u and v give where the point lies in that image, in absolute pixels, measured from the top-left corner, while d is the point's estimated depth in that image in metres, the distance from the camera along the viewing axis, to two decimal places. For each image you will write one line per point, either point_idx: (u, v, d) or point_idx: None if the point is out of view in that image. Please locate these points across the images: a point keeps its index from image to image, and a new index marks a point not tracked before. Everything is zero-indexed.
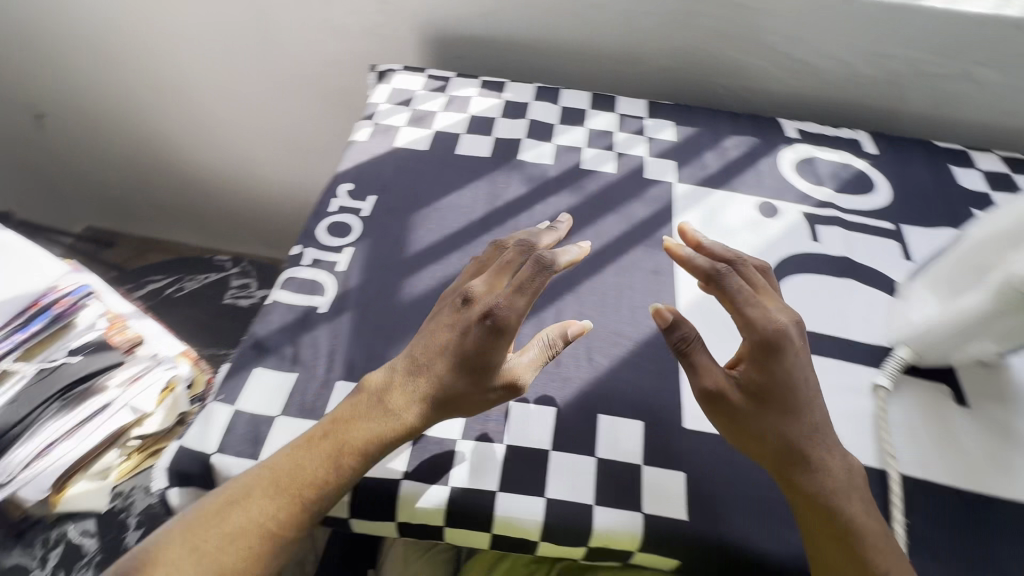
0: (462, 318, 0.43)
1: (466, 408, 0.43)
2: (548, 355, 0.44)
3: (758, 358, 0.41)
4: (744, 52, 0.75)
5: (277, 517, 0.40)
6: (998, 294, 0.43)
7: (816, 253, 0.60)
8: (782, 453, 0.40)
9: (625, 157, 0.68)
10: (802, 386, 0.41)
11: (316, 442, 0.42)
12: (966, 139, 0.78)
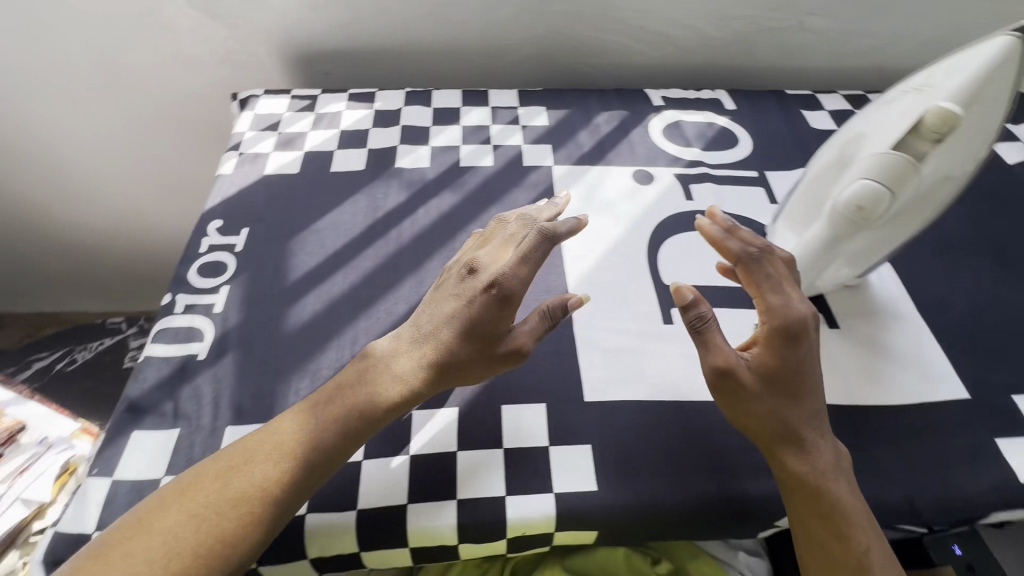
0: (467, 283, 0.46)
1: (473, 372, 0.44)
2: (545, 326, 0.45)
3: (779, 343, 0.42)
4: (601, 31, 0.77)
5: (280, 475, 0.40)
6: (831, 222, 0.46)
7: (691, 211, 0.63)
8: (783, 431, 0.42)
9: (502, 148, 0.69)
10: (813, 377, 0.43)
11: (322, 405, 0.43)
12: (815, 84, 0.85)
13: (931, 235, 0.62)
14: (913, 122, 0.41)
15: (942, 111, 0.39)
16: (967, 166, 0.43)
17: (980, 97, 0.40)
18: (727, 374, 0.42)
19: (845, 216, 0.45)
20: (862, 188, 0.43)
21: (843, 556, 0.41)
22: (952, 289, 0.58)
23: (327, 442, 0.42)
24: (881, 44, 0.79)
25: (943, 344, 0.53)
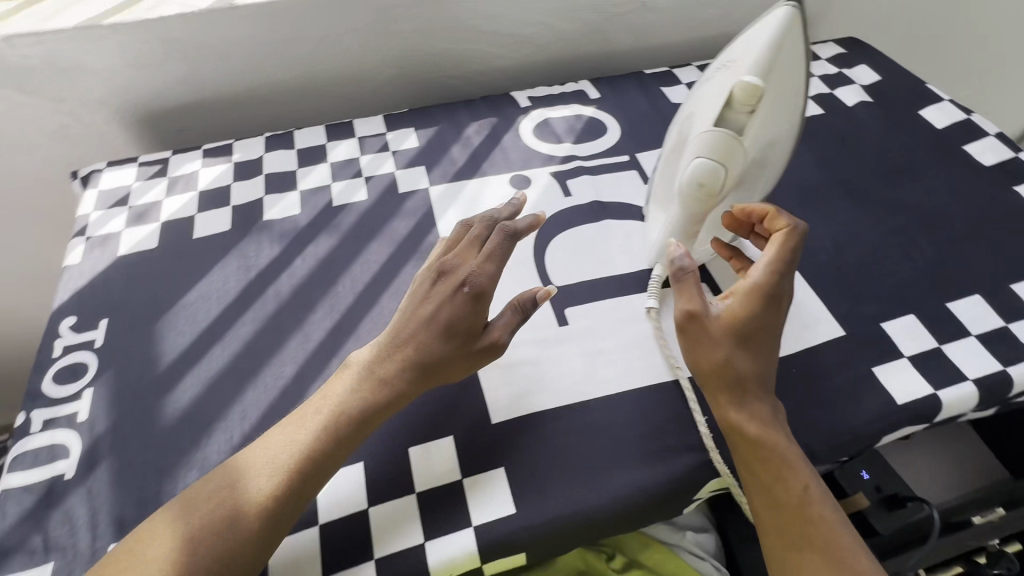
0: (439, 285, 0.49)
1: (452, 371, 0.47)
2: (518, 319, 0.48)
3: (743, 296, 0.46)
4: (456, 42, 0.77)
5: (274, 486, 0.41)
6: (683, 196, 0.50)
7: (571, 207, 0.64)
8: (733, 373, 0.45)
9: (375, 179, 0.67)
10: (769, 333, 0.46)
11: (313, 415, 0.44)
12: (673, 58, 0.88)
13: (792, 186, 0.66)
14: (728, 99, 0.47)
15: (746, 84, 0.45)
16: (786, 125, 0.49)
17: (777, 65, 0.46)
18: (693, 318, 0.46)
19: (693, 194, 0.50)
20: (701, 165, 0.48)
21: (783, 496, 0.43)
22: (817, 233, 0.61)
23: (316, 452, 0.43)
24: (722, 12, 0.84)
25: (816, 288, 0.57)
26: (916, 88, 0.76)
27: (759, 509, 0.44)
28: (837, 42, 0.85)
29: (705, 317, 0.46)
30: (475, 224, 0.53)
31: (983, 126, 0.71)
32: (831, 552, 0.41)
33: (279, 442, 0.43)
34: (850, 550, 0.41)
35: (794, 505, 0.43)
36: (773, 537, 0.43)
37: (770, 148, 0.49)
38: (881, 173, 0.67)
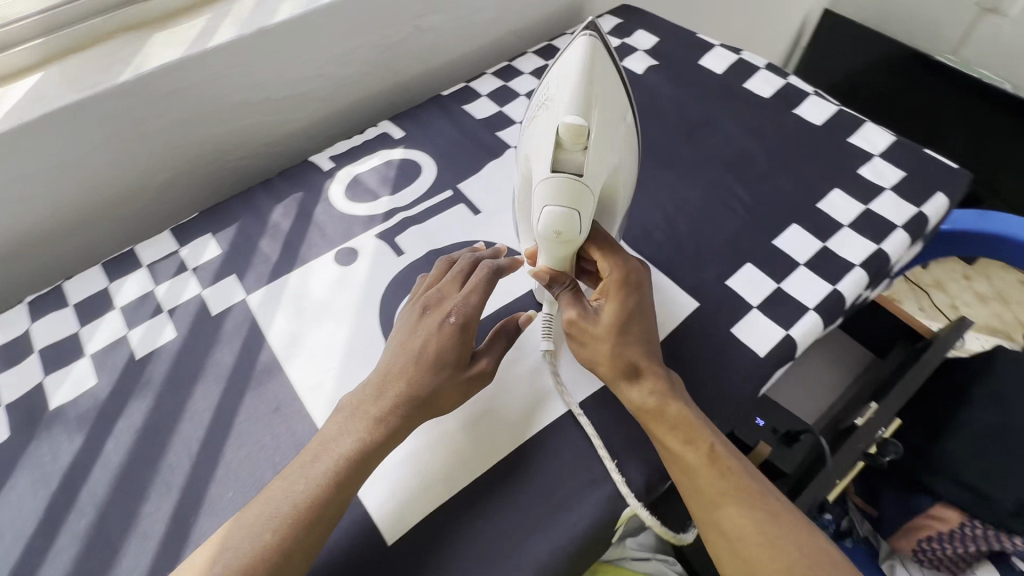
0: (426, 316, 0.48)
1: (443, 406, 0.46)
2: (504, 347, 0.51)
3: (612, 289, 0.48)
4: (228, 122, 0.68)
5: (274, 540, 0.39)
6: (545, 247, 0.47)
7: (408, 266, 0.60)
8: (624, 359, 0.47)
9: (180, 308, 0.57)
10: (644, 314, 0.49)
11: (310, 464, 0.43)
12: (468, 69, 0.86)
13: None
14: (557, 139, 0.44)
15: (570, 123, 0.43)
16: (619, 151, 0.48)
17: (593, 95, 0.45)
18: (573, 321, 0.48)
19: (555, 242, 0.46)
20: (554, 213, 0.44)
21: (694, 462, 0.43)
22: (648, 211, 0.62)
23: (316, 501, 0.41)
24: (498, 13, 0.83)
25: (662, 268, 0.58)
26: (691, 40, 0.81)
27: (679, 480, 0.44)
28: (613, 14, 0.88)
29: (580, 317, 0.48)
30: (460, 258, 0.53)
31: (753, 62, 0.76)
32: (746, 504, 0.42)
33: (274, 495, 0.41)
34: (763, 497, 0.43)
35: (706, 466, 0.43)
36: (694, 503, 0.43)
37: (610, 176, 0.48)
38: (686, 132, 0.70)
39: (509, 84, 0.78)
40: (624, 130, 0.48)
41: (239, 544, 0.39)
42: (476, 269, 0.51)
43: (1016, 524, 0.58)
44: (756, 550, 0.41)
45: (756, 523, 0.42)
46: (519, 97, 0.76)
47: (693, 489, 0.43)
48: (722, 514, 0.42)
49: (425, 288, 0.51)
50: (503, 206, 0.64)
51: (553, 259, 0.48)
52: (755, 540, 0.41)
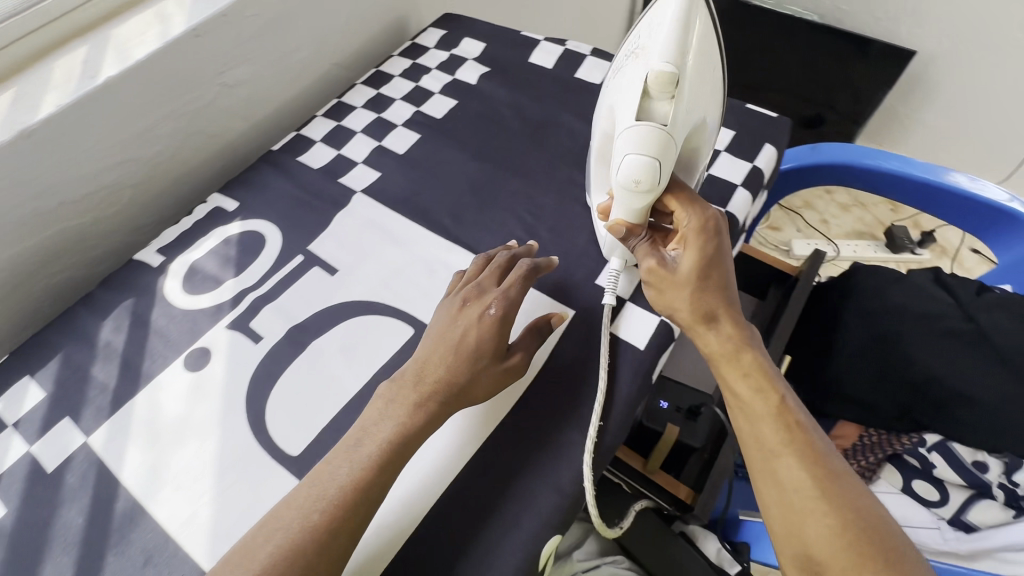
0: (468, 307, 0.50)
1: (476, 393, 0.47)
2: (534, 341, 0.51)
3: (689, 236, 0.49)
4: (19, 242, 0.58)
5: (321, 521, 0.40)
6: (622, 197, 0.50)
7: (269, 352, 0.54)
8: (703, 307, 0.48)
9: (6, 476, 0.49)
10: (726, 270, 0.49)
11: (353, 449, 0.43)
12: (297, 115, 0.81)
13: (465, 192, 0.65)
14: (646, 87, 0.47)
15: (661, 71, 0.46)
16: (701, 106, 0.50)
17: (685, 43, 0.48)
18: (650, 266, 0.50)
19: (632, 193, 0.49)
20: (637, 162, 0.47)
21: (763, 410, 0.45)
22: (508, 227, 0.61)
23: (359, 483, 0.41)
24: (314, 50, 0.78)
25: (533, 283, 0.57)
26: (516, 39, 0.80)
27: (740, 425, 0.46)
28: (435, 26, 0.85)
29: (658, 266, 0.49)
30: (497, 256, 0.55)
31: (579, 50, 0.77)
32: (816, 463, 0.42)
33: (323, 475, 0.42)
34: (836, 466, 0.42)
35: (773, 415, 0.44)
36: (755, 452, 0.44)
37: (694, 126, 0.51)
38: (529, 136, 0.69)
39: (342, 123, 0.74)
40: (707, 86, 0.51)
41: (292, 520, 0.40)
42: (513, 268, 0.53)
43: (899, 426, 0.64)
44: (811, 503, 0.40)
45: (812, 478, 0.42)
46: (355, 135, 0.72)
47: (756, 437, 0.44)
48: (782, 464, 0.42)
49: (465, 282, 0.53)
50: (360, 258, 0.60)
51: (631, 210, 0.51)
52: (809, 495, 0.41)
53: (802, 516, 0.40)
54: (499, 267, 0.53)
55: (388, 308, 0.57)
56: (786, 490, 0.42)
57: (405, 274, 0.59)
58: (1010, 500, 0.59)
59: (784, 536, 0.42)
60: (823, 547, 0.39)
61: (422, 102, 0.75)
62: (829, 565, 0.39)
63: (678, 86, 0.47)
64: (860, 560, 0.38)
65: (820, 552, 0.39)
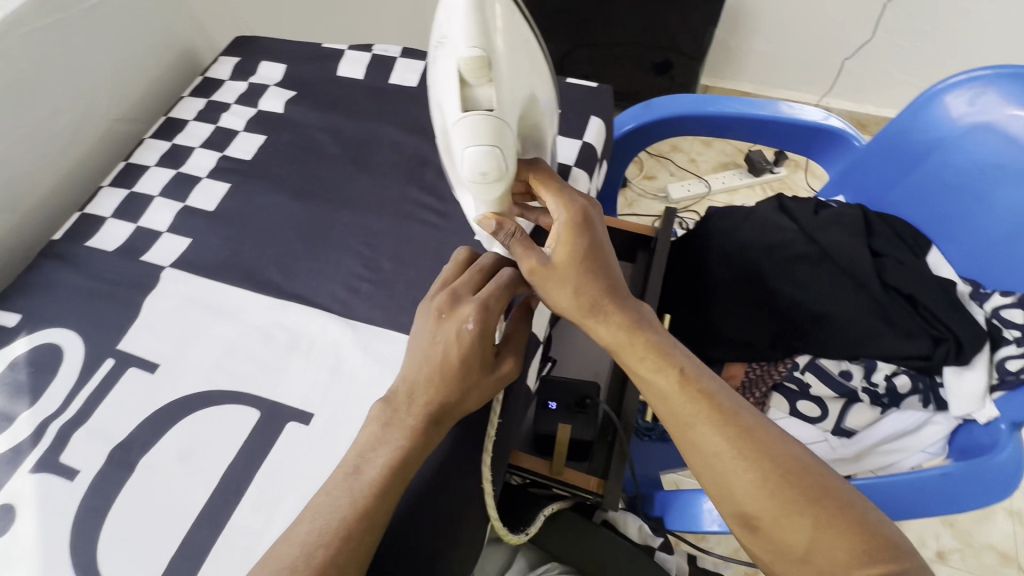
0: (445, 321, 0.44)
1: (471, 403, 0.44)
2: (522, 338, 0.48)
3: (561, 232, 0.41)
4: None
5: (326, 558, 0.36)
6: (478, 190, 0.40)
7: (89, 487, 0.46)
8: (588, 296, 0.42)
9: None
10: (605, 249, 0.43)
11: (352, 476, 0.40)
12: (83, 188, 0.69)
13: (292, 238, 0.58)
14: (458, 73, 0.36)
15: (470, 50, 0.34)
16: (530, 63, 0.39)
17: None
18: (531, 268, 0.42)
19: (483, 184, 0.40)
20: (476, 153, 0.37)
21: (668, 386, 0.41)
22: (345, 267, 0.56)
23: (363, 511, 0.38)
24: (80, 110, 0.66)
25: (382, 323, 0.52)
26: (318, 52, 0.73)
27: (652, 406, 0.42)
28: (226, 54, 0.75)
29: (535, 262, 0.42)
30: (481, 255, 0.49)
31: (387, 53, 0.71)
32: (729, 422, 0.40)
33: (324, 507, 0.39)
34: (748, 418, 0.40)
35: (678, 389, 0.41)
36: (672, 425, 0.41)
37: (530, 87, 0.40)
38: (351, 159, 0.63)
39: (135, 189, 0.64)
40: (531, 37, 0.39)
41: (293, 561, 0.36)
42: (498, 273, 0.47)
43: (776, 352, 0.66)
44: (733, 464, 0.38)
45: (729, 439, 0.39)
46: (152, 200, 0.62)
47: (669, 414, 0.41)
48: (698, 434, 0.40)
49: (441, 285, 0.47)
50: (183, 344, 0.52)
51: (489, 200, 0.42)
52: (730, 457, 0.39)
53: (726, 479, 0.39)
54: (482, 269, 0.48)
55: (224, 394, 0.49)
56: (706, 457, 0.40)
57: (238, 350, 0.52)
58: (875, 400, 0.64)
59: (718, 500, 0.40)
60: (753, 503, 0.38)
61: (226, 145, 0.66)
62: (762, 518, 0.38)
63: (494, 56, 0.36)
64: (790, 506, 0.37)
65: (751, 509, 0.38)
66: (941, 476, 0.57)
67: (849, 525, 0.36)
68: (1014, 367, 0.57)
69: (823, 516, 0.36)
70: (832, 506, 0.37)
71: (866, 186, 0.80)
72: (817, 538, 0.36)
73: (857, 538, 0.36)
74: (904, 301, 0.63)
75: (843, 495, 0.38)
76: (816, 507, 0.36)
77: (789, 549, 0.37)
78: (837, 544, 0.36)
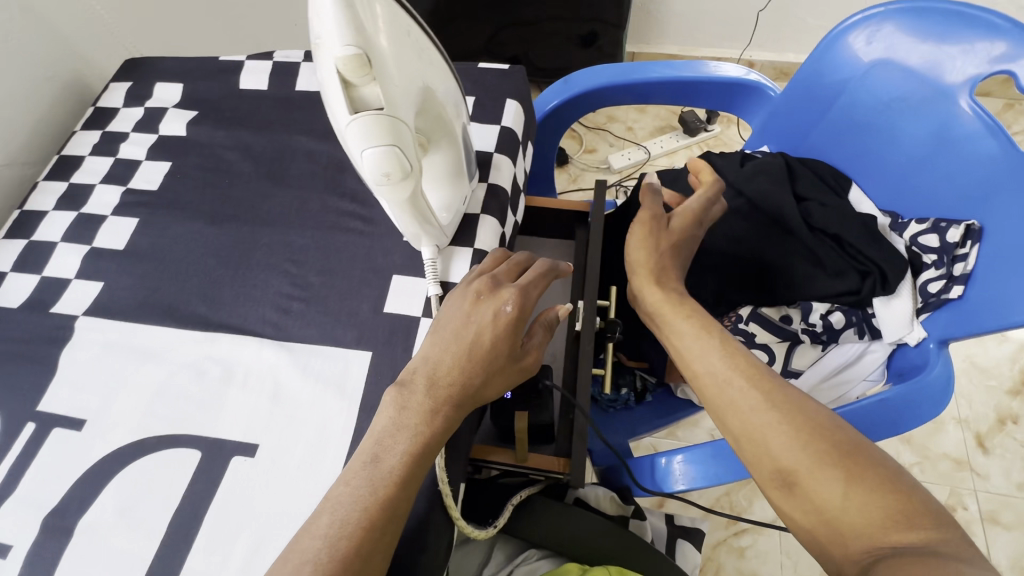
0: (482, 302, 0.48)
1: (489, 391, 0.47)
2: (545, 338, 0.52)
3: (688, 213, 0.60)
4: None
5: (349, 549, 0.38)
6: (386, 193, 0.39)
7: (24, 561, 0.43)
8: (661, 260, 0.58)
9: None
10: (687, 250, 0.61)
11: (371, 465, 0.42)
12: None
13: (213, 266, 0.55)
14: (338, 74, 0.34)
15: (344, 48, 0.33)
16: (420, 57, 0.38)
17: None
18: (649, 219, 0.59)
19: (389, 186, 0.38)
20: (377, 155, 0.36)
21: (710, 351, 0.51)
22: (273, 288, 0.53)
23: (384, 502, 0.40)
24: None
25: (318, 341, 0.50)
26: (214, 67, 0.69)
27: (692, 369, 0.51)
28: (117, 78, 0.70)
29: (652, 213, 0.59)
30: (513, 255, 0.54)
31: (289, 59, 0.68)
32: (772, 390, 0.47)
33: (345, 497, 0.41)
34: (778, 382, 0.48)
35: (718, 351, 0.51)
36: (708, 388, 0.50)
37: (424, 84, 0.39)
38: (266, 175, 0.60)
39: (35, 237, 0.59)
40: (417, 28, 0.38)
41: (316, 551, 0.38)
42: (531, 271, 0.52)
43: (719, 309, 0.68)
44: (773, 422, 0.45)
45: (761, 398, 0.47)
46: (55, 246, 0.58)
47: (707, 373, 0.50)
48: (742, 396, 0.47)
49: (478, 273, 0.51)
50: (109, 395, 0.49)
51: (402, 202, 0.41)
52: (770, 415, 0.46)
53: (764, 433, 0.45)
54: (516, 268, 0.52)
55: (161, 440, 0.47)
56: (746, 415, 0.47)
57: (169, 391, 0.49)
58: (815, 339, 0.66)
59: (756, 463, 0.46)
60: (789, 457, 0.44)
61: (129, 177, 0.62)
62: (798, 471, 0.43)
63: (376, 54, 0.34)
64: (823, 461, 0.42)
65: (788, 463, 0.43)
66: (879, 403, 0.60)
67: (880, 483, 0.41)
68: (934, 289, 0.61)
69: (855, 472, 0.41)
70: (865, 466, 0.42)
71: (787, 132, 0.82)
72: (849, 493, 0.41)
73: (889, 497, 0.40)
74: (830, 242, 0.65)
75: (870, 458, 0.42)
76: (849, 463, 0.42)
77: (823, 506, 0.41)
78: (868, 500, 0.40)
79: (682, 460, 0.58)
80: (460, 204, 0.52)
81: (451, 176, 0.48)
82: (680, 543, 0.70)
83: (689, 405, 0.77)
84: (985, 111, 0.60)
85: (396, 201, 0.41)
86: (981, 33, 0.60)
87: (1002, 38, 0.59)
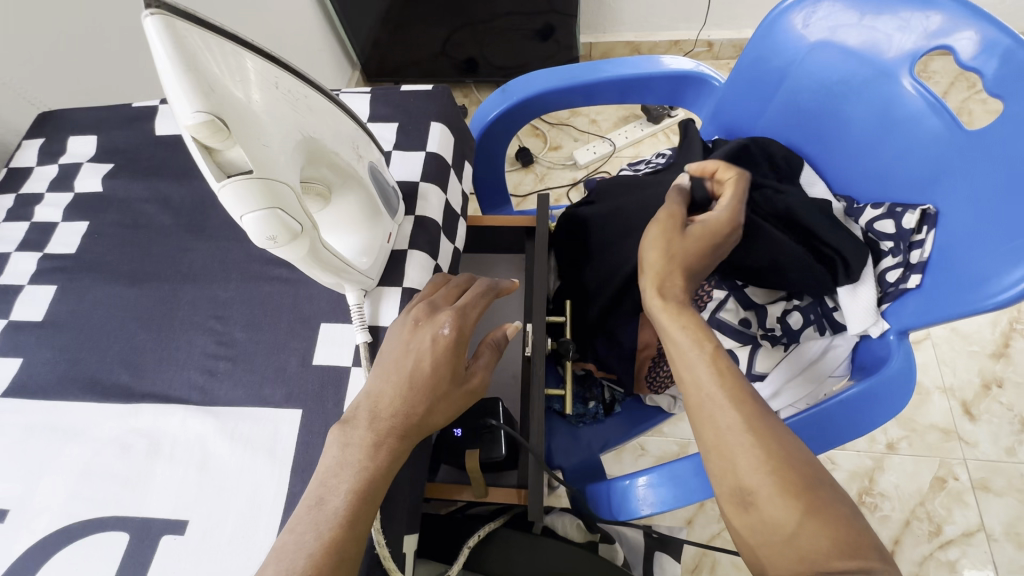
0: (421, 327, 0.46)
1: (438, 417, 0.44)
2: (494, 357, 0.49)
3: (714, 221, 0.56)
4: None
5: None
6: (283, 251, 0.37)
7: None
8: (676, 257, 0.54)
9: None
10: (706, 262, 0.56)
11: (316, 508, 0.40)
12: None
13: (135, 332, 0.53)
14: (196, 142, 0.31)
15: (195, 116, 0.30)
16: (291, 105, 0.36)
17: (205, 39, 0.30)
18: (669, 218, 0.57)
19: (280, 246, 0.36)
20: (259, 218, 0.34)
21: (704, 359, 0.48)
22: (198, 349, 0.51)
23: (331, 544, 0.38)
24: None
25: (246, 403, 0.48)
26: (128, 114, 0.66)
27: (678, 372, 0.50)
28: (28, 135, 0.67)
29: (673, 214, 0.57)
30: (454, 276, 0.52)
31: None
32: (750, 409, 0.45)
33: (290, 545, 0.39)
34: (760, 405, 0.46)
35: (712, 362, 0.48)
36: (692, 398, 0.48)
37: (303, 132, 0.36)
38: (186, 227, 0.58)
39: None
40: (286, 75, 0.35)
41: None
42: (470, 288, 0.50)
43: None
44: (744, 443, 0.44)
45: (739, 416, 0.45)
46: None
47: (691, 381, 0.48)
48: (721, 411, 0.46)
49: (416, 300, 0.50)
50: (32, 480, 0.47)
51: (302, 257, 0.39)
52: (745, 436, 0.44)
53: (734, 453, 0.44)
54: (458, 287, 0.50)
55: (89, 522, 0.45)
56: (722, 433, 0.45)
57: (93, 471, 0.47)
58: (775, 343, 0.66)
59: (719, 475, 0.45)
60: (752, 478, 0.43)
61: (45, 241, 0.59)
62: (757, 492, 0.42)
63: (237, 115, 0.31)
64: (786, 487, 0.42)
65: (749, 482, 0.43)
66: (841, 402, 0.58)
67: (831, 513, 0.41)
68: (892, 279, 0.59)
69: (812, 504, 0.41)
70: (822, 499, 0.41)
71: (735, 121, 0.79)
72: (804, 521, 0.41)
73: (840, 528, 0.40)
74: (790, 230, 0.61)
75: (827, 489, 0.42)
76: (808, 493, 0.41)
77: (777, 529, 0.41)
78: (819, 529, 0.40)
79: (646, 483, 0.56)
80: (386, 239, 0.49)
81: (367, 217, 0.46)
82: (658, 554, 0.70)
83: (659, 412, 0.75)
84: (928, 90, 0.58)
85: (294, 255, 0.38)
86: (914, 8, 0.57)
87: (936, 11, 0.56)
